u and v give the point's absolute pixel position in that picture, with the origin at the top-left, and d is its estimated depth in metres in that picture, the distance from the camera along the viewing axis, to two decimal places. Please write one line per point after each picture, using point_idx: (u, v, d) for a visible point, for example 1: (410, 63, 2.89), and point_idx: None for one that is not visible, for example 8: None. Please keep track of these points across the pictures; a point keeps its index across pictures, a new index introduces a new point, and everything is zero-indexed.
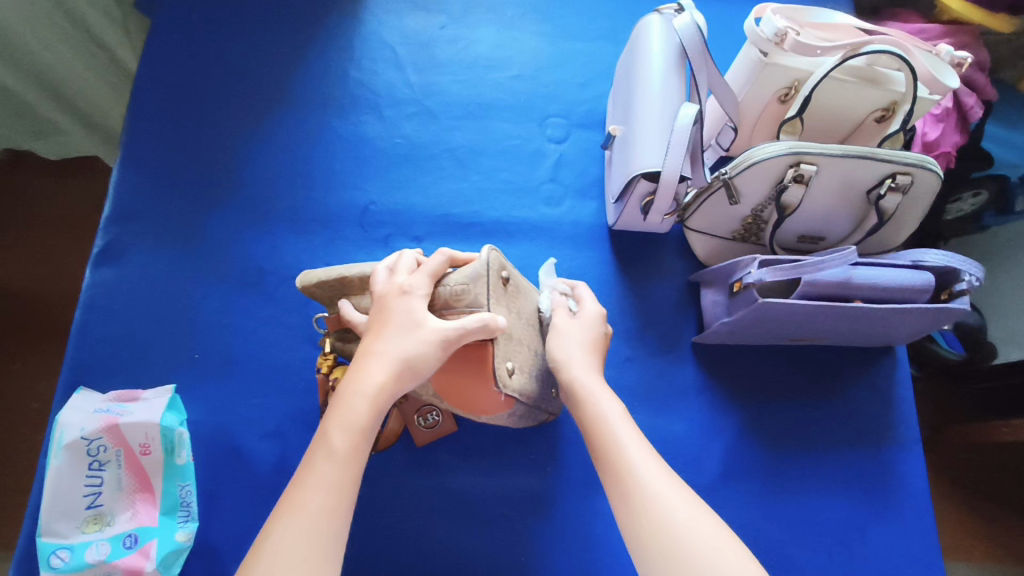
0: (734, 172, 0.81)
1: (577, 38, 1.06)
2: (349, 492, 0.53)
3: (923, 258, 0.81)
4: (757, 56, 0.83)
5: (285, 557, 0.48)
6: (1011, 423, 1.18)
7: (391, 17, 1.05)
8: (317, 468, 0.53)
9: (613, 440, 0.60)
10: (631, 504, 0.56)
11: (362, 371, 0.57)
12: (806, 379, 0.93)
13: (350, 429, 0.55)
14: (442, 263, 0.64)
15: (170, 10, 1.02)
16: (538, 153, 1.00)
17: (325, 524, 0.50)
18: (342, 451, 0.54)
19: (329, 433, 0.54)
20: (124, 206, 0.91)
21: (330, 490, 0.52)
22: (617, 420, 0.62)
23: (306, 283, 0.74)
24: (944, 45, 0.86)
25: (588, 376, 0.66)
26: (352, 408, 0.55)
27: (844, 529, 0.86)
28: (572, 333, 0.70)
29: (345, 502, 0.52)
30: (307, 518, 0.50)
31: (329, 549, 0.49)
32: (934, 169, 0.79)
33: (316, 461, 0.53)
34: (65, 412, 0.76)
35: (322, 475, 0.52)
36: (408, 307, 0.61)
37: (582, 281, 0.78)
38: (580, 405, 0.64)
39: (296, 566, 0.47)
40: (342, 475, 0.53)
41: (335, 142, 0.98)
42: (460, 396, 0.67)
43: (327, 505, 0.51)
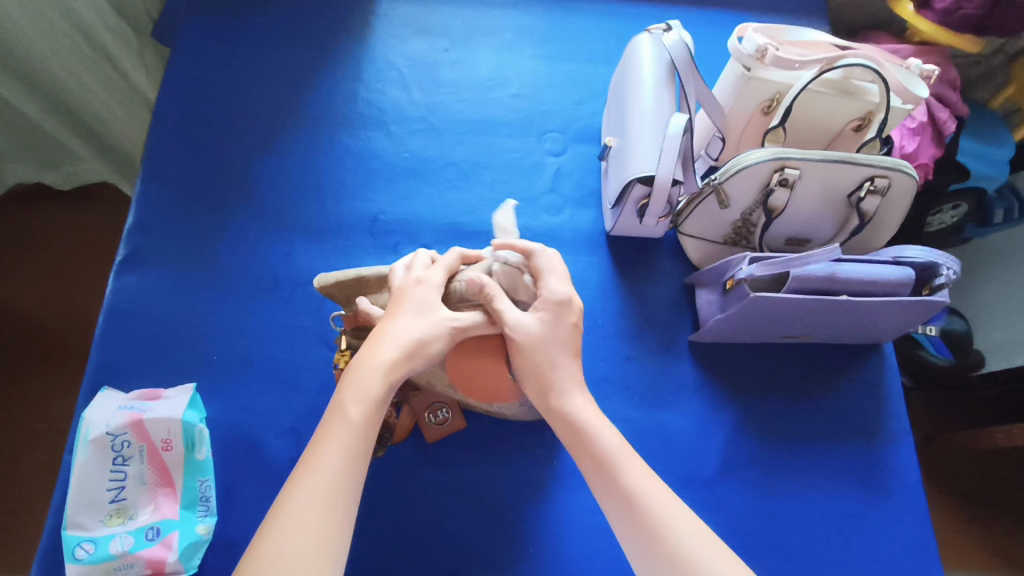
0: (723, 178, 0.86)
1: (572, 60, 1.14)
2: (361, 459, 0.57)
3: (903, 254, 0.86)
4: (741, 71, 0.89)
5: (307, 517, 0.51)
6: (1004, 429, 1.21)
7: (397, 42, 1.12)
8: (333, 433, 0.57)
9: (621, 482, 0.61)
10: (645, 539, 0.57)
11: (376, 346, 0.61)
12: (799, 375, 0.98)
13: (365, 400, 0.58)
14: (455, 261, 0.71)
15: (191, 37, 1.09)
16: (537, 166, 1.06)
17: (341, 485, 0.54)
18: (357, 419, 0.58)
19: (344, 401, 0.58)
20: (146, 217, 0.96)
21: (346, 455, 0.55)
22: (622, 457, 0.62)
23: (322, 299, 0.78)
24: (913, 60, 0.93)
25: (586, 412, 0.66)
26: (364, 379, 0.59)
27: (841, 518, 0.90)
28: (538, 335, 0.67)
29: (357, 464, 0.56)
30: (326, 481, 0.53)
31: (346, 508, 0.53)
32: (909, 173, 0.85)
33: (333, 428, 0.57)
34: (90, 409, 0.79)
35: (336, 442, 0.56)
36: (423, 295, 0.66)
37: (541, 246, 0.72)
38: (579, 436, 0.64)
39: (318, 525, 0.51)
40: (356, 443, 0.56)
41: (345, 157, 1.03)
42: (476, 388, 0.72)
43: (345, 469, 0.55)
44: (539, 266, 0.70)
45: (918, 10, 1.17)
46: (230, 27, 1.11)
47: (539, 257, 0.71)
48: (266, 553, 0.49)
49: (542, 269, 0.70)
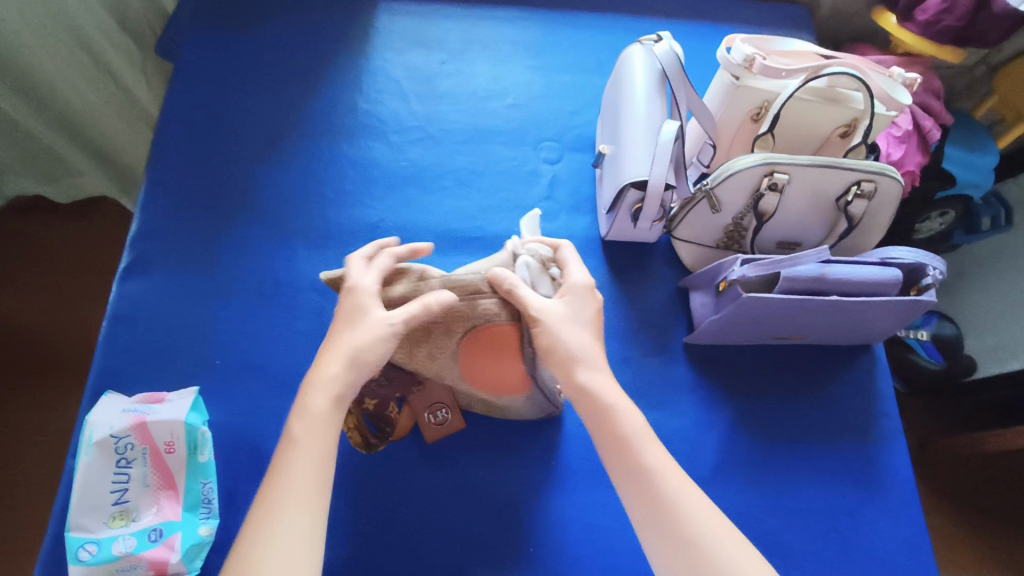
0: (715, 184, 0.89)
1: (566, 72, 1.17)
2: (327, 455, 0.58)
3: (892, 255, 0.88)
4: (730, 80, 0.92)
5: (279, 519, 0.54)
6: (999, 432, 1.23)
7: (396, 54, 1.15)
8: (285, 457, 0.58)
9: (641, 465, 0.61)
10: (658, 520, 0.59)
11: (320, 367, 0.63)
12: (792, 375, 0.99)
13: (309, 419, 0.59)
14: (387, 262, 0.71)
15: (194, 51, 1.12)
16: (533, 173, 1.08)
17: (309, 485, 0.56)
18: (318, 421, 0.59)
19: (305, 405, 0.60)
20: (149, 225, 0.98)
21: (310, 455, 0.57)
22: (642, 438, 0.63)
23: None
24: (896, 68, 0.95)
25: (609, 391, 0.65)
26: (318, 384, 0.61)
27: (836, 515, 0.91)
28: (564, 317, 0.68)
29: (313, 477, 0.56)
30: (293, 484, 0.56)
31: (316, 506, 0.55)
32: (895, 176, 0.87)
33: (297, 433, 0.59)
34: (94, 413, 0.80)
35: (288, 463, 0.57)
36: (356, 303, 0.66)
37: (566, 242, 0.76)
38: (601, 416, 0.64)
39: (291, 526, 0.53)
40: (319, 443, 0.58)
41: (346, 166, 1.05)
42: (487, 376, 0.75)
43: (313, 469, 0.57)
44: (565, 257, 0.74)
45: (900, 21, 1.20)
46: (232, 41, 1.13)
47: (564, 251, 0.75)
48: (245, 557, 0.52)
49: (567, 260, 0.74)
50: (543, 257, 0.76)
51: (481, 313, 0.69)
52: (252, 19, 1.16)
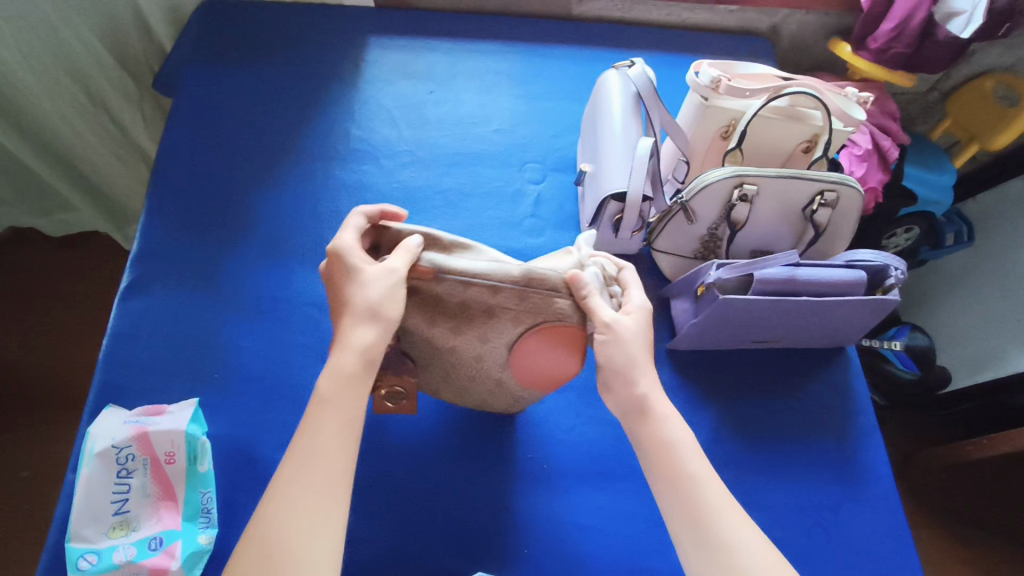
0: (689, 196, 0.95)
1: (547, 99, 1.24)
2: (357, 417, 0.59)
3: (856, 258, 0.95)
4: (699, 101, 0.99)
5: (300, 485, 0.54)
6: (975, 441, 1.27)
7: (386, 85, 1.22)
8: (317, 416, 0.58)
9: (683, 471, 0.63)
10: (690, 523, 0.60)
11: (349, 329, 0.61)
12: (771, 378, 1.04)
13: (342, 378, 0.59)
14: (358, 227, 0.69)
15: (194, 87, 1.18)
16: (519, 193, 1.14)
17: (327, 454, 0.56)
18: (338, 388, 0.59)
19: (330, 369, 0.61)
20: (149, 247, 1.01)
21: (328, 423, 0.58)
22: (685, 445, 0.64)
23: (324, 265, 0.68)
24: (851, 88, 1.03)
25: (659, 398, 0.67)
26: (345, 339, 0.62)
27: (820, 511, 0.94)
28: (625, 334, 0.68)
29: (343, 441, 0.57)
30: (322, 440, 0.56)
31: (334, 475, 0.55)
32: (856, 186, 0.93)
33: (325, 389, 0.59)
34: (96, 426, 0.82)
35: (320, 423, 0.58)
36: (369, 268, 0.64)
37: (629, 266, 0.79)
38: (648, 421, 0.66)
39: (314, 480, 0.54)
40: (335, 413, 0.58)
41: (339, 188, 1.10)
42: (532, 369, 0.75)
43: (333, 438, 0.57)
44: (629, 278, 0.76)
45: (854, 50, 1.28)
46: (231, 77, 1.20)
47: (627, 273, 0.78)
48: (270, 507, 0.53)
49: (629, 280, 0.77)
50: (607, 275, 0.78)
51: (555, 311, 0.68)
52: (249, 55, 1.23)
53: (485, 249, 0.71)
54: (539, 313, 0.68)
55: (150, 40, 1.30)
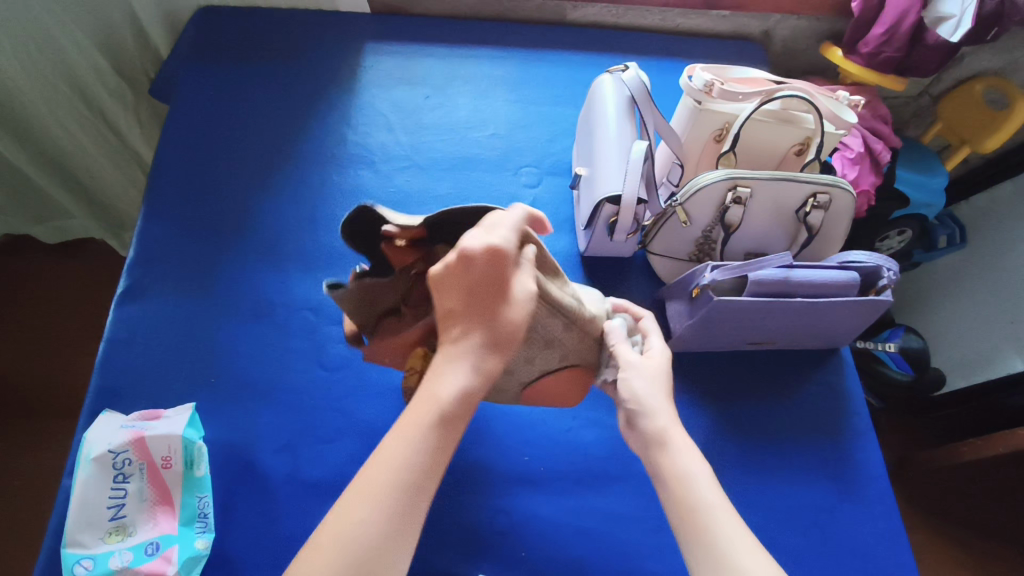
0: (683, 199, 0.95)
1: (542, 104, 1.25)
2: (457, 426, 0.50)
3: (849, 259, 0.96)
4: (692, 104, 1.00)
5: (374, 506, 0.45)
6: (971, 442, 1.28)
7: (382, 91, 1.22)
8: (422, 411, 0.50)
9: (697, 500, 0.56)
10: (703, 554, 0.53)
11: (472, 346, 0.52)
12: (765, 380, 1.04)
13: (461, 383, 0.51)
14: (521, 227, 0.59)
15: (190, 93, 1.18)
16: (515, 197, 1.14)
17: (410, 480, 0.47)
18: (442, 406, 0.50)
19: (435, 382, 0.51)
20: (146, 252, 1.02)
21: (423, 445, 0.48)
22: (701, 473, 0.58)
23: (467, 246, 0.54)
24: (841, 92, 1.04)
25: (677, 430, 0.62)
26: (463, 358, 0.52)
27: (816, 511, 0.94)
28: (643, 369, 0.67)
29: (441, 452, 0.49)
30: (423, 439, 0.48)
31: (409, 510, 0.46)
32: (848, 188, 0.94)
33: (433, 382, 0.51)
34: (92, 431, 0.81)
35: (424, 422, 0.49)
36: (522, 283, 0.54)
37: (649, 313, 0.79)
38: (657, 449, 0.61)
39: (405, 482, 0.46)
40: (430, 435, 0.49)
41: (336, 193, 1.11)
42: (546, 388, 0.81)
43: (421, 465, 0.47)
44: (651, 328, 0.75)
45: (845, 54, 1.30)
46: (227, 83, 1.20)
47: (647, 321, 0.76)
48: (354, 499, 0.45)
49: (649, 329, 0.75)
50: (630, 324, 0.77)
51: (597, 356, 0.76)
52: (245, 61, 1.24)
53: (570, 281, 0.71)
54: (586, 353, 0.74)
55: (146, 46, 1.30)
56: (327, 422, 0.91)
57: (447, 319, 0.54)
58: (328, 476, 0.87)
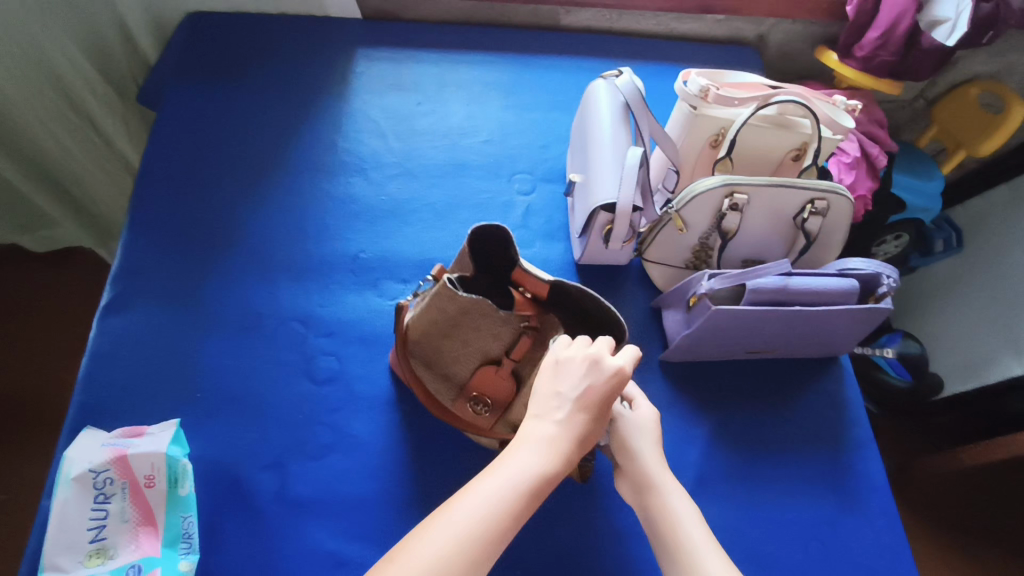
0: (679, 206, 0.94)
1: (535, 109, 1.23)
2: (537, 493, 0.56)
3: (848, 266, 0.94)
4: (688, 110, 0.98)
5: (450, 544, 0.50)
6: (971, 447, 1.26)
7: (373, 97, 1.20)
8: (509, 464, 0.57)
9: (683, 540, 0.65)
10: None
11: (569, 437, 0.59)
12: (764, 390, 1.03)
13: (547, 455, 0.58)
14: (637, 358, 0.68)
15: (177, 101, 1.16)
16: (508, 204, 1.13)
17: (485, 531, 0.52)
18: (527, 479, 0.56)
19: (522, 453, 0.58)
20: (131, 263, 0.99)
21: (504, 507, 0.53)
22: (686, 516, 0.67)
23: (603, 360, 0.63)
24: (838, 97, 1.03)
25: (665, 480, 0.71)
26: (551, 440, 0.59)
27: (817, 524, 0.92)
28: (636, 424, 0.76)
29: (521, 510, 0.54)
30: (506, 483, 0.55)
31: (479, 559, 0.50)
32: (845, 194, 0.93)
33: (525, 446, 0.58)
34: (73, 449, 0.79)
35: (510, 472, 0.56)
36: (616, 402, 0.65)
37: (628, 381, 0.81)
38: (649, 497, 0.70)
39: (481, 514, 0.53)
40: (513, 502, 0.54)
41: (327, 202, 1.08)
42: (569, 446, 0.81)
43: (499, 519, 0.53)
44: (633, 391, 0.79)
45: (840, 58, 1.28)
46: (215, 90, 1.18)
47: (630, 385, 0.80)
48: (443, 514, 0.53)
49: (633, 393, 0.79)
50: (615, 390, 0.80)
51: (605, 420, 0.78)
52: (235, 68, 1.22)
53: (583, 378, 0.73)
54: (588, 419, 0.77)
55: (134, 52, 1.27)
56: (317, 437, 0.88)
57: (558, 402, 0.61)
58: (317, 494, 0.85)
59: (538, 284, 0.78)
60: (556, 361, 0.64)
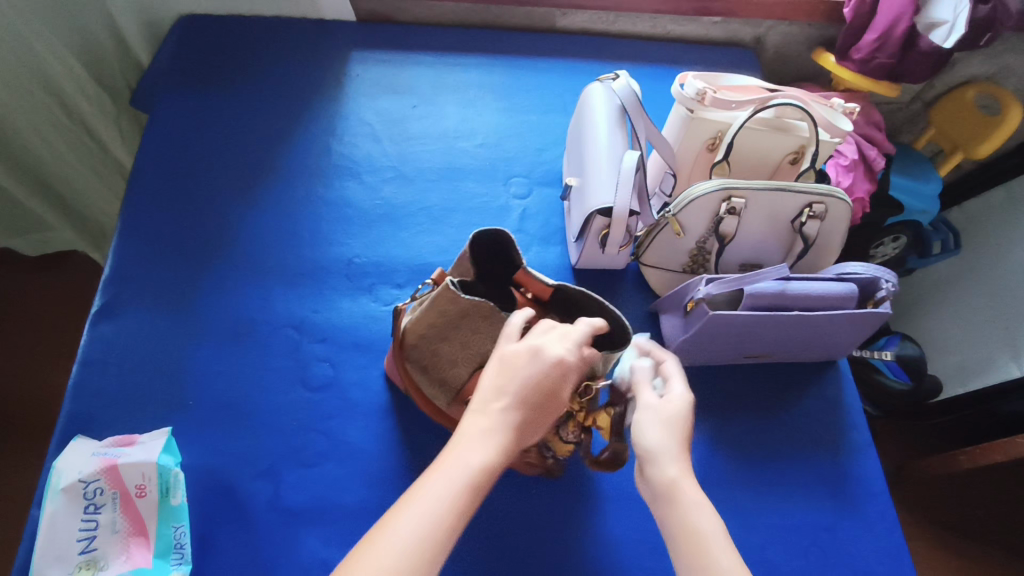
0: (677, 210, 0.93)
1: (531, 112, 1.22)
2: (480, 490, 0.52)
3: (846, 271, 0.94)
4: (685, 113, 0.98)
5: (393, 559, 0.46)
6: (969, 450, 1.25)
7: (368, 100, 1.19)
8: (448, 462, 0.52)
9: (707, 557, 0.54)
10: None
11: (509, 427, 0.55)
12: (762, 394, 1.02)
13: (487, 447, 0.54)
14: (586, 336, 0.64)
15: (170, 104, 1.15)
16: (504, 208, 1.12)
17: (428, 544, 0.47)
18: (469, 476, 0.51)
19: (460, 450, 0.53)
20: (122, 269, 0.98)
21: (446, 507, 0.49)
22: (715, 533, 0.56)
23: (545, 349, 0.59)
24: (836, 100, 1.03)
25: (687, 481, 0.59)
26: (493, 433, 0.54)
27: (816, 530, 0.91)
28: (656, 413, 0.65)
29: (463, 510, 0.50)
30: (446, 483, 0.51)
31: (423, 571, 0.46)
32: (843, 198, 0.92)
33: (465, 440, 0.54)
34: (61, 459, 0.78)
35: (452, 469, 0.52)
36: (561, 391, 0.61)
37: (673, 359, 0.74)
38: (671, 503, 0.58)
39: (424, 517, 0.48)
40: (456, 499, 0.50)
41: (321, 206, 1.07)
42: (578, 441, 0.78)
43: (443, 522, 0.49)
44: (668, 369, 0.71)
45: (838, 60, 1.28)
46: (207, 93, 1.17)
47: (668, 363, 0.73)
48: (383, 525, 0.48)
49: (668, 371, 0.71)
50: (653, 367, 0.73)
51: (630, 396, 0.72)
52: (229, 71, 1.20)
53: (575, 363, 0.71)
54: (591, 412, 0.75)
55: (126, 55, 1.26)
56: (311, 444, 0.87)
57: (499, 395, 0.57)
58: (311, 502, 0.84)
59: (541, 288, 0.78)
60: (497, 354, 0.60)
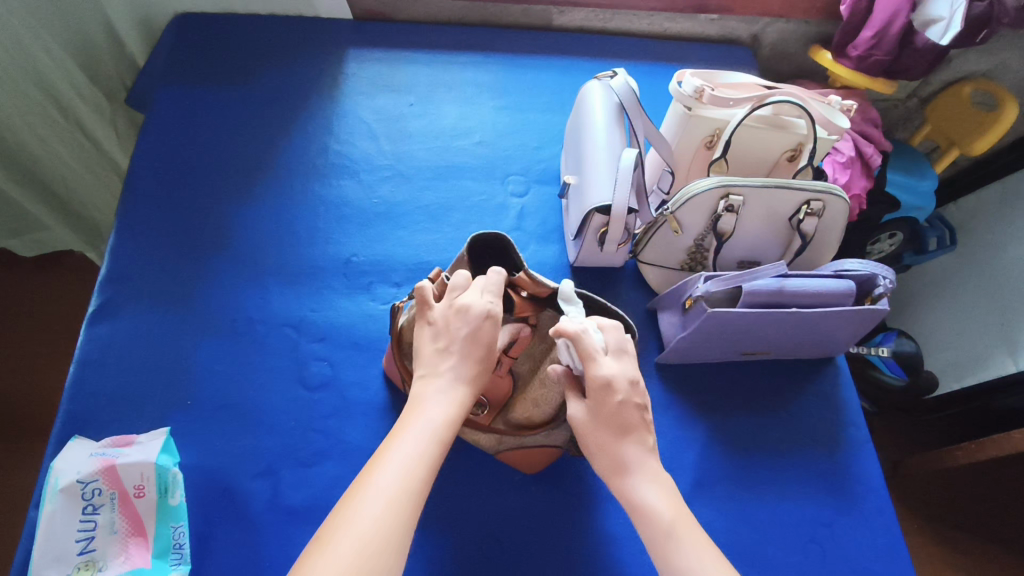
0: (675, 208, 0.93)
1: (528, 110, 1.22)
2: (445, 440, 0.61)
3: (845, 267, 0.94)
4: (683, 111, 0.98)
5: (379, 506, 0.53)
6: (965, 446, 1.26)
7: (365, 99, 1.19)
8: (415, 419, 0.61)
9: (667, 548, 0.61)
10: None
11: (458, 382, 0.65)
12: (761, 391, 1.02)
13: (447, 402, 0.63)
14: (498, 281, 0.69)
15: (165, 103, 1.15)
16: (502, 206, 1.12)
17: (409, 487, 0.55)
18: (435, 430, 0.60)
19: (425, 408, 0.62)
20: (119, 268, 0.98)
21: (420, 457, 0.58)
22: (677, 530, 0.62)
23: (469, 304, 0.67)
24: (834, 97, 1.02)
25: (639, 478, 0.64)
26: (449, 389, 0.64)
27: (814, 526, 0.92)
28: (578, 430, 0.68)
29: (434, 457, 0.59)
30: (416, 437, 0.59)
31: (407, 514, 0.53)
32: (841, 195, 0.91)
33: (425, 401, 0.63)
34: (59, 460, 0.77)
35: (420, 427, 0.60)
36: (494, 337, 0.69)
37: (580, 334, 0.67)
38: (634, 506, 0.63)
39: (402, 468, 0.56)
40: (428, 450, 0.59)
41: (318, 205, 1.07)
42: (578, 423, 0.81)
43: (417, 470, 0.57)
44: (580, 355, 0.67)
45: (836, 58, 1.28)
46: (203, 92, 1.17)
47: (580, 346, 0.67)
48: (366, 479, 0.55)
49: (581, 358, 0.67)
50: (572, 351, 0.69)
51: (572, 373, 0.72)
52: (224, 69, 1.20)
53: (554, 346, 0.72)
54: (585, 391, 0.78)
55: (121, 54, 1.25)
56: (311, 444, 0.87)
57: (443, 358, 0.66)
58: (310, 501, 0.84)
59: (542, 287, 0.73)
60: (431, 321, 0.68)
